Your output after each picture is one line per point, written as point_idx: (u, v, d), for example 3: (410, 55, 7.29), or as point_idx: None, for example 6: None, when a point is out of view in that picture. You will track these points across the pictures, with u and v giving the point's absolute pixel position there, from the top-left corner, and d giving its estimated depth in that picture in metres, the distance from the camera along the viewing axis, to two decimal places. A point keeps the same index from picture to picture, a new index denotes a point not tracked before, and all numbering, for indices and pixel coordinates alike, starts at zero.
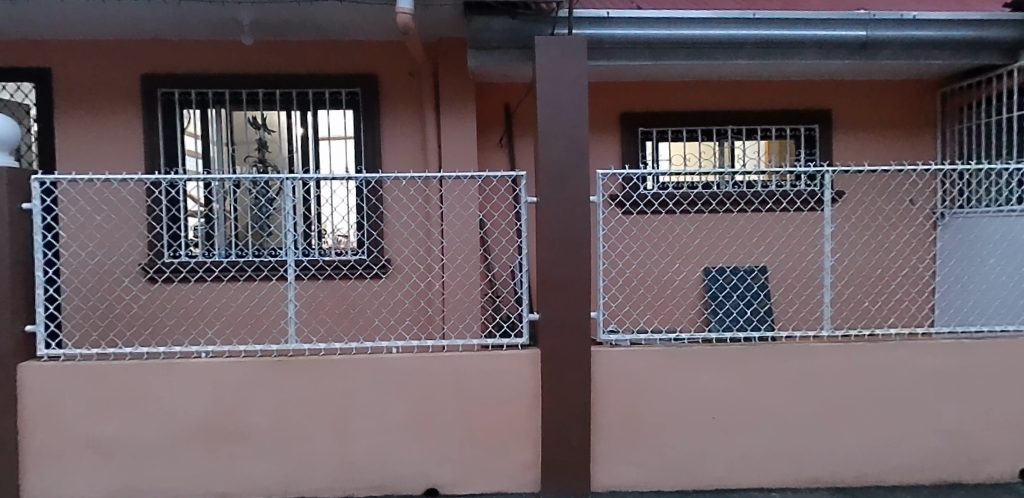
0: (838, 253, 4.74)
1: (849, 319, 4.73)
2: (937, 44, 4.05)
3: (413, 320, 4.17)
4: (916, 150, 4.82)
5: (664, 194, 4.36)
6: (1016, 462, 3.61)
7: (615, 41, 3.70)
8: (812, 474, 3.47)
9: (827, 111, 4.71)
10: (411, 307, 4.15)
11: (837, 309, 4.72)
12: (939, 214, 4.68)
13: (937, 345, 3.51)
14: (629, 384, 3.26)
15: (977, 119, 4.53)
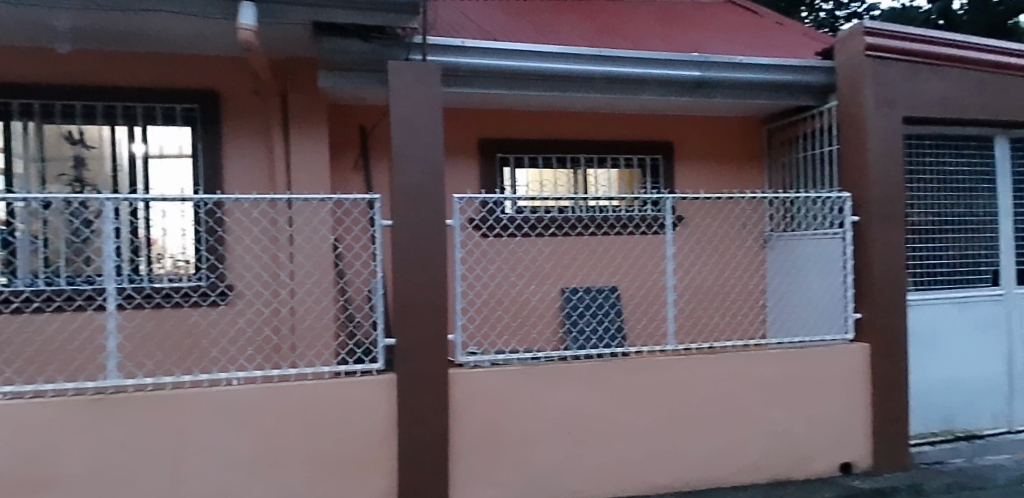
0: (682, 272, 5.14)
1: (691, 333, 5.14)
2: (759, 86, 4.60)
3: (257, 350, 3.85)
4: (746, 180, 5.35)
5: (520, 217, 4.48)
6: (823, 453, 4.13)
7: (469, 68, 3.78)
8: (661, 480, 3.68)
9: (669, 143, 5.12)
10: (256, 336, 3.86)
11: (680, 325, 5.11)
12: (768, 235, 5.22)
13: (762, 355, 3.90)
14: (488, 403, 3.30)
15: (796, 153, 5.09)
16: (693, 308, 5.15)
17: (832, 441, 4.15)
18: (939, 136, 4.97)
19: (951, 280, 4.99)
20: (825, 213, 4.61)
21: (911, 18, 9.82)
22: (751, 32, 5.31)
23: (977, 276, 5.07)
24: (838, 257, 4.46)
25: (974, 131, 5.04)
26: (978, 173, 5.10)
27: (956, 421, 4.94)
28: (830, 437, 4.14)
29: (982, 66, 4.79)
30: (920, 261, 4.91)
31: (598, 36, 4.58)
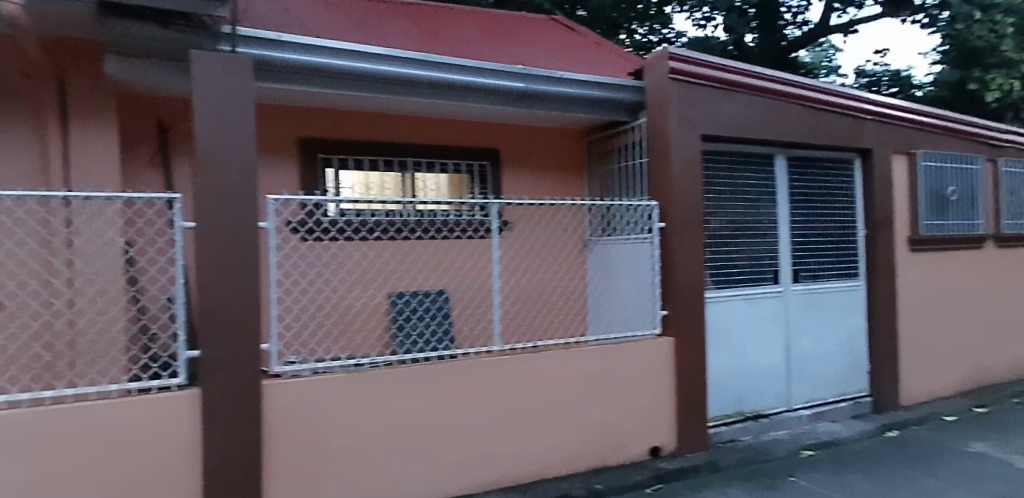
0: (507, 275, 5.26)
1: (516, 332, 5.27)
2: (579, 99, 4.90)
3: (21, 370, 3.42)
4: (567, 188, 5.65)
5: (343, 221, 4.35)
6: (632, 440, 4.52)
7: (286, 64, 3.62)
8: (487, 477, 3.78)
9: (495, 150, 5.29)
10: (19, 353, 3.43)
11: (505, 325, 5.22)
12: (590, 241, 5.49)
13: (577, 351, 4.19)
14: (307, 413, 3.18)
15: (615, 163, 5.45)
16: (515, 310, 5.30)
17: (640, 429, 4.55)
18: (731, 152, 5.60)
19: (742, 279, 5.64)
20: (636, 220, 5.06)
21: (712, 47, 11.02)
22: (571, 50, 5.66)
23: (762, 276, 5.78)
24: (647, 260, 4.96)
25: (758, 149, 5.74)
26: (762, 185, 5.81)
27: (746, 402, 5.59)
28: (639, 427, 4.54)
29: (762, 92, 5.54)
30: (716, 263, 5.49)
31: (424, 42, 4.63)
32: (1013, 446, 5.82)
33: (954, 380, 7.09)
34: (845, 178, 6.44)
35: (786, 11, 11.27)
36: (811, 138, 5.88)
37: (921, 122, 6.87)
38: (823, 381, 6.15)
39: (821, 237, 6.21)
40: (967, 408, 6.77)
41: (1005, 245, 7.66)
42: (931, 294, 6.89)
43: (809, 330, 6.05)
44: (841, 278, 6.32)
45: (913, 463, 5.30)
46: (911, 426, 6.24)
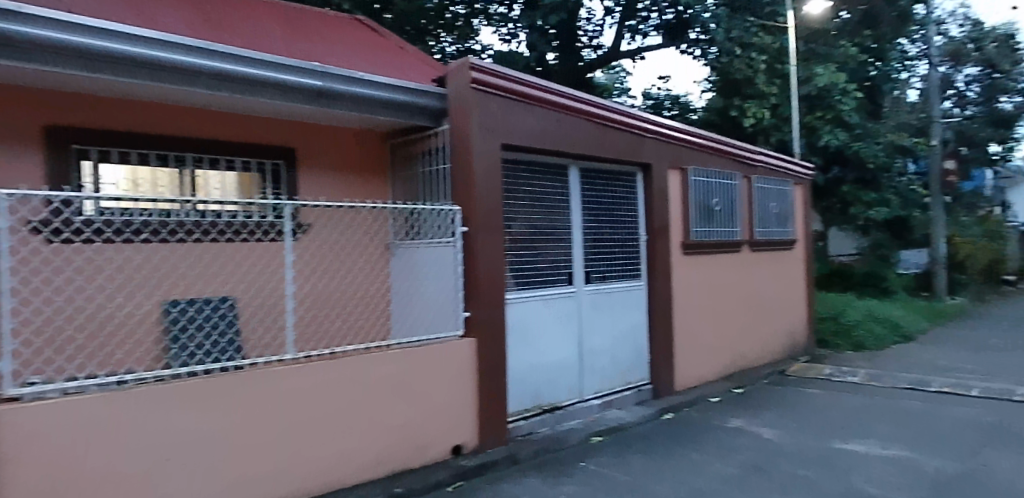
0: (298, 280, 5.00)
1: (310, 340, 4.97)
2: (381, 102, 4.86)
3: None
4: (370, 191, 5.57)
5: (99, 220, 3.93)
6: (438, 441, 4.62)
7: (31, 41, 3.15)
8: (278, 491, 3.66)
9: (290, 149, 5.06)
10: None
11: (298, 333, 4.90)
12: (394, 245, 5.48)
13: (374, 358, 4.17)
14: (56, 441, 2.83)
15: (418, 168, 5.52)
16: (313, 316, 5.03)
17: (443, 430, 4.66)
18: (530, 161, 5.91)
19: (539, 281, 5.97)
20: (441, 223, 5.11)
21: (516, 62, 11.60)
22: (372, 52, 5.63)
23: (557, 277, 6.17)
24: (449, 262, 5.07)
25: (552, 159, 6.13)
26: (558, 193, 6.20)
27: (543, 396, 5.94)
28: (443, 428, 4.66)
29: (557, 107, 5.94)
30: (516, 266, 5.75)
31: (206, 32, 4.34)
32: (760, 419, 6.86)
33: (718, 366, 8.16)
34: (630, 189, 7.11)
35: (583, 34, 12.20)
36: (599, 152, 6.43)
37: (691, 142, 7.82)
38: (612, 372, 6.73)
39: (609, 243, 6.80)
40: (728, 389, 7.84)
41: (757, 248, 8.98)
42: (700, 292, 7.87)
43: (599, 327, 6.59)
44: (626, 280, 6.96)
45: (683, 441, 6.03)
46: (683, 409, 7.08)
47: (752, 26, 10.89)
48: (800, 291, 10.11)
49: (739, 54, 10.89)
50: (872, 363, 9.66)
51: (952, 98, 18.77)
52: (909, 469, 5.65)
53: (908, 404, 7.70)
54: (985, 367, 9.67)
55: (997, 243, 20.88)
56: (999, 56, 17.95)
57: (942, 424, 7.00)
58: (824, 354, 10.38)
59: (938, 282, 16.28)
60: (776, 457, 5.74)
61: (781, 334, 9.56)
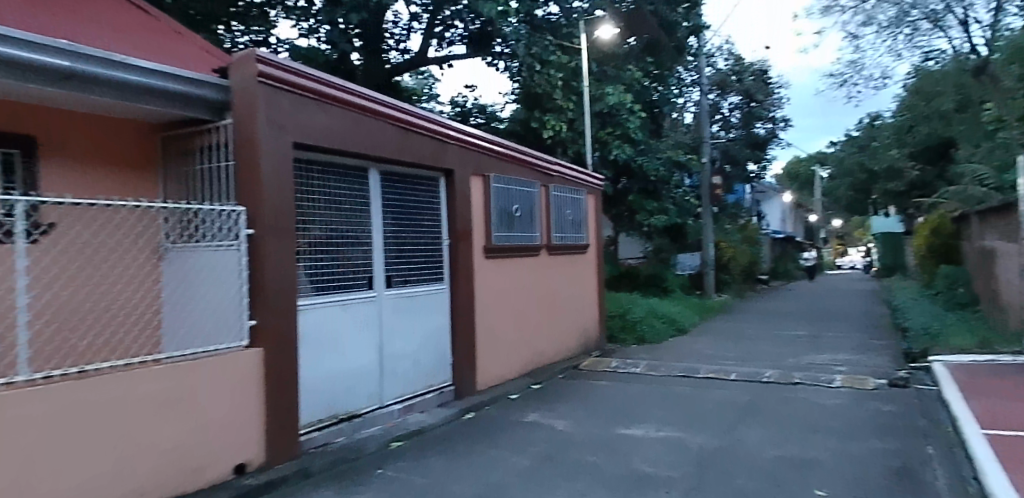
0: (37, 288, 4.19)
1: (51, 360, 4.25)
2: (150, 90, 4.39)
3: None
4: (134, 189, 4.99)
5: None
6: (218, 462, 4.30)
7: None
8: None
9: (31, 138, 4.38)
10: None
11: (37, 351, 4.16)
12: (166, 249, 4.96)
13: (126, 375, 3.74)
14: None
15: (194, 165, 5.06)
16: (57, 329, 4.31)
17: (222, 449, 4.33)
18: (327, 163, 5.69)
19: (337, 286, 5.76)
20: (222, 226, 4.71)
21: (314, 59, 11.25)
22: (140, 35, 5.08)
23: (357, 281, 6.00)
24: (233, 268, 4.70)
25: (351, 161, 5.94)
26: (357, 195, 6.04)
27: (340, 405, 5.74)
28: (224, 447, 4.35)
29: (353, 108, 5.79)
30: (311, 269, 5.49)
31: None
32: (554, 412, 7.30)
33: (518, 364, 8.55)
34: (433, 194, 7.16)
35: (389, 37, 12.29)
36: (400, 156, 6.39)
37: (493, 150, 8.09)
38: (413, 376, 6.72)
39: (412, 247, 6.78)
40: (527, 386, 8.25)
41: (554, 252, 9.55)
42: (501, 295, 8.18)
43: (401, 332, 6.54)
44: (429, 283, 6.99)
45: (482, 439, 6.21)
46: (484, 407, 7.30)
47: (551, 45, 11.65)
48: (592, 292, 10.95)
49: (538, 70, 11.45)
50: (652, 355, 10.76)
51: (719, 122, 21.59)
52: (677, 448, 6.36)
53: (679, 390, 8.69)
54: (740, 354, 11.25)
55: (752, 247, 24.44)
56: (755, 88, 20.99)
57: (705, 406, 7.99)
58: (613, 348, 11.35)
59: (707, 282, 18.64)
60: (567, 447, 6.14)
61: (575, 331, 10.27)
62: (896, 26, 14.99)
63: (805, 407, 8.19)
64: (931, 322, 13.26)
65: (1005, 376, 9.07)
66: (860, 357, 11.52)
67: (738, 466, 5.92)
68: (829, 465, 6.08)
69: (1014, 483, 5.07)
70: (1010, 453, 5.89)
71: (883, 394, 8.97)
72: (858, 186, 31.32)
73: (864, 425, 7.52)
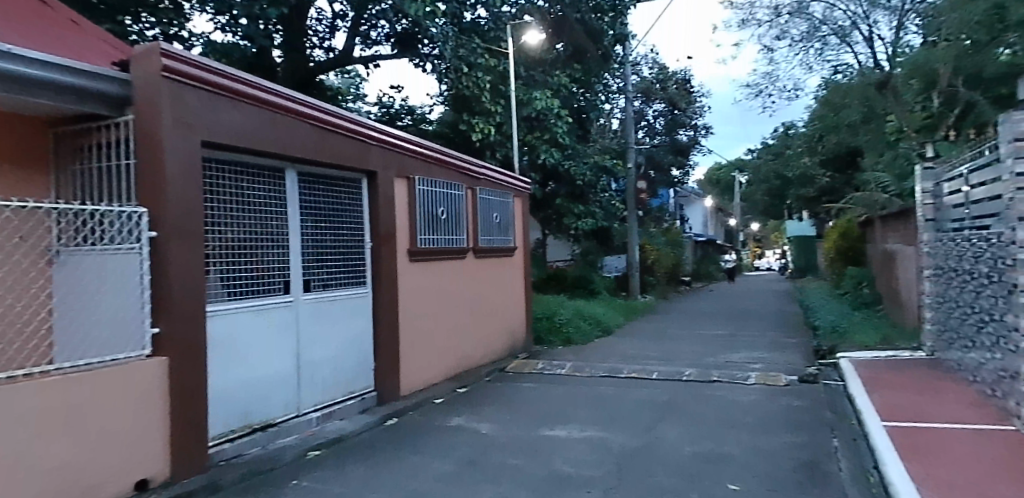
0: None
1: None
2: (43, 83, 4.02)
3: None
4: (25, 187, 4.65)
5: None
6: (117, 479, 4.04)
7: None
8: None
9: None
10: None
11: None
12: (56, 252, 4.48)
13: (8, 390, 3.44)
14: None
15: (92, 162, 4.75)
16: None
17: (121, 465, 4.08)
18: (241, 162, 5.47)
19: (251, 290, 5.55)
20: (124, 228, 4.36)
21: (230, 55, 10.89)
22: (32, 22, 4.72)
23: (273, 286, 5.79)
24: (133, 275, 4.41)
25: (267, 161, 5.74)
26: (273, 197, 5.83)
27: (253, 414, 5.52)
28: (123, 463, 4.09)
29: (268, 106, 5.59)
30: (223, 274, 5.26)
31: None
32: (479, 416, 7.28)
33: (443, 367, 8.49)
34: (355, 196, 7.01)
35: (312, 34, 12.05)
36: (318, 157, 6.22)
37: (418, 152, 8.00)
38: (333, 383, 6.55)
39: (332, 250, 6.61)
40: (452, 390, 8.21)
41: (481, 255, 9.55)
42: (426, 298, 8.09)
43: (319, 337, 6.36)
44: (349, 287, 6.84)
45: (404, 445, 6.12)
46: (407, 413, 7.20)
47: (478, 48, 11.65)
48: (519, 294, 11.01)
49: (465, 72, 11.39)
50: (578, 356, 10.92)
51: (644, 129, 22.21)
52: (599, 448, 6.47)
53: (602, 390, 8.86)
54: (662, 354, 11.59)
55: (675, 249, 25.28)
56: (678, 97, 21.69)
57: (628, 405, 8.18)
58: (540, 350, 11.46)
59: (633, 284, 19.13)
60: (491, 450, 6.13)
61: (502, 334, 10.31)
62: (807, 40, 15.85)
63: (722, 404, 8.52)
64: (839, 320, 14.07)
65: (902, 370, 9.73)
66: (774, 355, 12.09)
67: (657, 463, 6.09)
68: (741, 459, 6.34)
69: (906, 470, 5.44)
70: (904, 442, 6.32)
71: (793, 390, 9.45)
72: (774, 191, 32.92)
73: (775, 419, 7.89)
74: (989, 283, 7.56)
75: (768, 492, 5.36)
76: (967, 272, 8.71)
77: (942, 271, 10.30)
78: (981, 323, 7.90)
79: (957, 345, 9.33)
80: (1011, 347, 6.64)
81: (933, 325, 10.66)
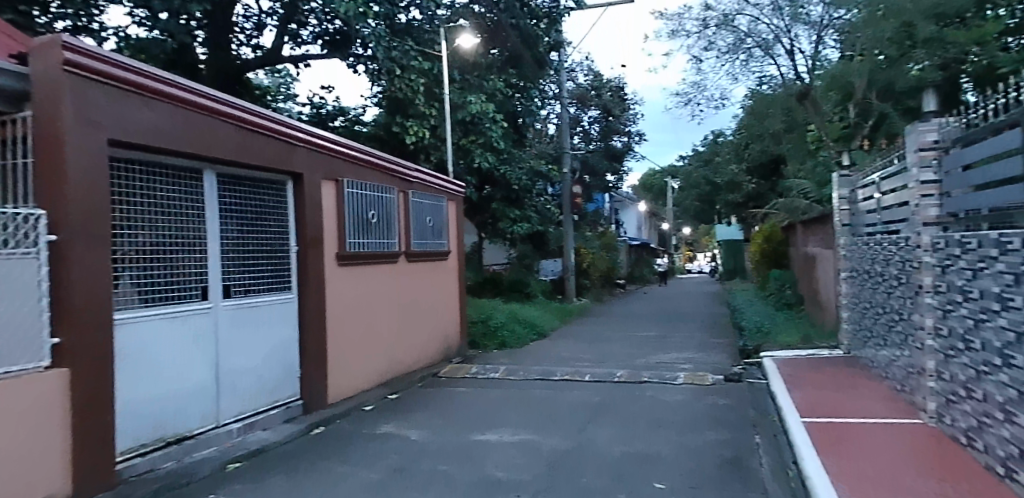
0: None
1: None
2: None
3: None
4: None
5: None
6: None
7: None
8: None
9: None
10: None
11: None
12: None
13: None
14: None
15: None
16: None
17: (18, 484, 3.78)
18: (155, 163, 5.21)
19: (167, 296, 5.29)
20: (29, 228, 4.02)
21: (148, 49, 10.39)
22: None
23: (190, 291, 5.55)
24: (31, 280, 4.03)
25: (183, 162, 5.49)
26: (191, 199, 5.59)
27: (167, 426, 5.25)
28: (20, 482, 3.79)
29: (184, 105, 5.36)
30: (136, 279, 5.00)
31: None
32: (409, 422, 7.18)
33: (374, 373, 8.33)
34: (279, 199, 6.80)
35: (239, 31, 11.67)
36: (239, 158, 6.01)
37: (348, 155, 7.84)
38: (254, 392, 6.32)
39: (255, 255, 6.39)
40: (383, 396, 8.08)
41: (413, 259, 9.45)
42: (355, 303, 7.93)
43: (240, 345, 6.12)
44: (273, 292, 6.63)
45: (330, 455, 5.95)
46: (335, 421, 7.03)
47: (411, 50, 11.52)
48: (453, 298, 10.95)
49: (398, 75, 11.37)
50: (511, 360, 10.95)
51: (580, 134, 22.56)
52: (530, 451, 6.48)
53: (535, 393, 8.90)
54: (595, 356, 11.76)
55: (609, 253, 25.81)
56: (612, 103, 22.15)
57: (559, 407, 8.24)
58: (474, 354, 11.42)
59: (569, 287, 19.36)
60: (420, 457, 6.04)
61: (436, 339, 10.22)
62: (733, 52, 16.49)
63: (651, 404, 8.70)
64: (763, 321, 14.66)
65: (820, 368, 10.19)
66: (702, 355, 12.46)
67: (586, 464, 6.14)
68: (668, 458, 6.48)
69: (822, 464, 5.68)
70: (821, 437, 6.60)
71: (719, 389, 9.75)
72: (704, 197, 34.02)
73: (701, 418, 8.11)
74: (898, 284, 8.01)
75: (692, 489, 5.50)
76: (879, 274, 9.21)
77: (856, 273, 10.86)
78: (892, 322, 8.36)
79: (870, 343, 9.85)
80: (918, 345, 7.04)
81: (849, 324, 11.22)
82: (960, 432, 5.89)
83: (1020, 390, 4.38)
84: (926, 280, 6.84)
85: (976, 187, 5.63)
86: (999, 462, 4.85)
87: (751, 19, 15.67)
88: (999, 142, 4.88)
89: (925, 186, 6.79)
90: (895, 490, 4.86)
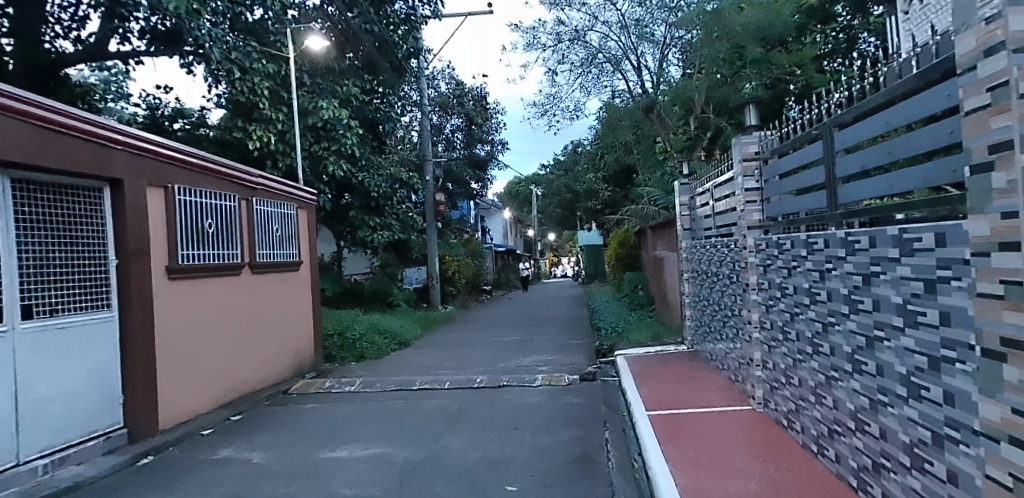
0: None
1: None
2: None
3: None
4: None
5: None
6: None
7: None
8: None
9: None
10: None
11: None
12: None
13: None
14: None
15: None
16: None
17: None
18: None
19: None
20: None
21: None
22: None
23: None
24: None
25: None
26: None
27: None
28: None
29: None
30: None
31: None
32: (252, 445, 6.77)
33: (214, 394, 7.79)
34: (93, 208, 6.15)
35: (54, 22, 10.52)
36: (42, 162, 5.39)
37: (179, 160, 7.27)
38: (65, 422, 5.66)
39: (62, 270, 5.73)
40: (224, 419, 7.59)
41: (259, 271, 8.95)
42: (191, 321, 7.37)
43: (45, 371, 5.47)
44: (87, 311, 5.98)
45: (157, 487, 5.45)
46: (166, 449, 6.48)
47: (254, 52, 11.13)
48: (306, 312, 10.52)
49: (239, 77, 10.96)
50: (369, 372, 10.71)
51: (442, 142, 22.63)
52: (382, 464, 6.34)
53: (391, 405, 8.73)
54: (456, 363, 11.78)
55: (474, 260, 26.13)
56: (474, 112, 22.40)
57: (416, 417, 8.16)
58: (330, 368, 11.04)
59: (433, 294, 19.35)
60: (261, 482, 5.70)
61: (287, 354, 9.77)
62: (586, 66, 17.33)
63: (507, 407, 8.85)
64: (617, 322, 15.49)
65: (666, 363, 10.92)
66: (560, 357, 12.90)
67: (440, 473, 6.11)
68: (521, 460, 6.61)
69: (662, 454, 6.04)
70: (664, 428, 7.03)
71: (574, 388, 10.12)
72: (565, 204, 35.35)
73: (555, 418, 8.37)
74: (730, 283, 8.75)
75: (542, 489, 5.63)
76: (714, 274, 10.01)
77: (696, 274, 11.75)
78: (726, 317, 9.12)
79: (708, 338, 10.68)
80: (746, 337, 7.71)
81: (691, 322, 12.12)
82: (781, 415, 6.53)
83: (826, 374, 4.92)
84: (752, 279, 7.49)
85: (791, 194, 6.24)
86: (812, 440, 5.43)
87: (601, 36, 16.54)
88: (809, 152, 5.44)
89: (750, 193, 7.50)
90: (725, 474, 5.30)
